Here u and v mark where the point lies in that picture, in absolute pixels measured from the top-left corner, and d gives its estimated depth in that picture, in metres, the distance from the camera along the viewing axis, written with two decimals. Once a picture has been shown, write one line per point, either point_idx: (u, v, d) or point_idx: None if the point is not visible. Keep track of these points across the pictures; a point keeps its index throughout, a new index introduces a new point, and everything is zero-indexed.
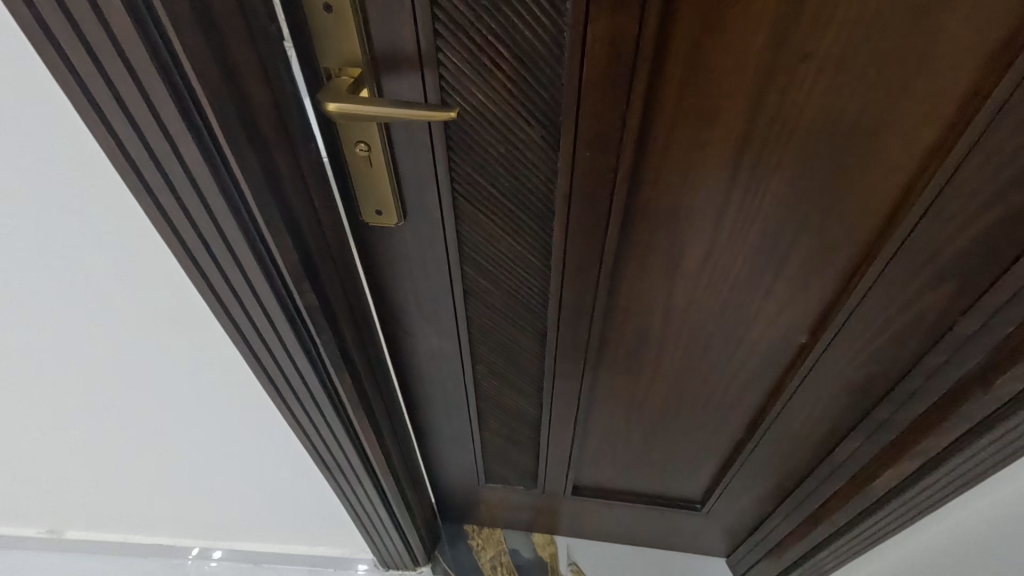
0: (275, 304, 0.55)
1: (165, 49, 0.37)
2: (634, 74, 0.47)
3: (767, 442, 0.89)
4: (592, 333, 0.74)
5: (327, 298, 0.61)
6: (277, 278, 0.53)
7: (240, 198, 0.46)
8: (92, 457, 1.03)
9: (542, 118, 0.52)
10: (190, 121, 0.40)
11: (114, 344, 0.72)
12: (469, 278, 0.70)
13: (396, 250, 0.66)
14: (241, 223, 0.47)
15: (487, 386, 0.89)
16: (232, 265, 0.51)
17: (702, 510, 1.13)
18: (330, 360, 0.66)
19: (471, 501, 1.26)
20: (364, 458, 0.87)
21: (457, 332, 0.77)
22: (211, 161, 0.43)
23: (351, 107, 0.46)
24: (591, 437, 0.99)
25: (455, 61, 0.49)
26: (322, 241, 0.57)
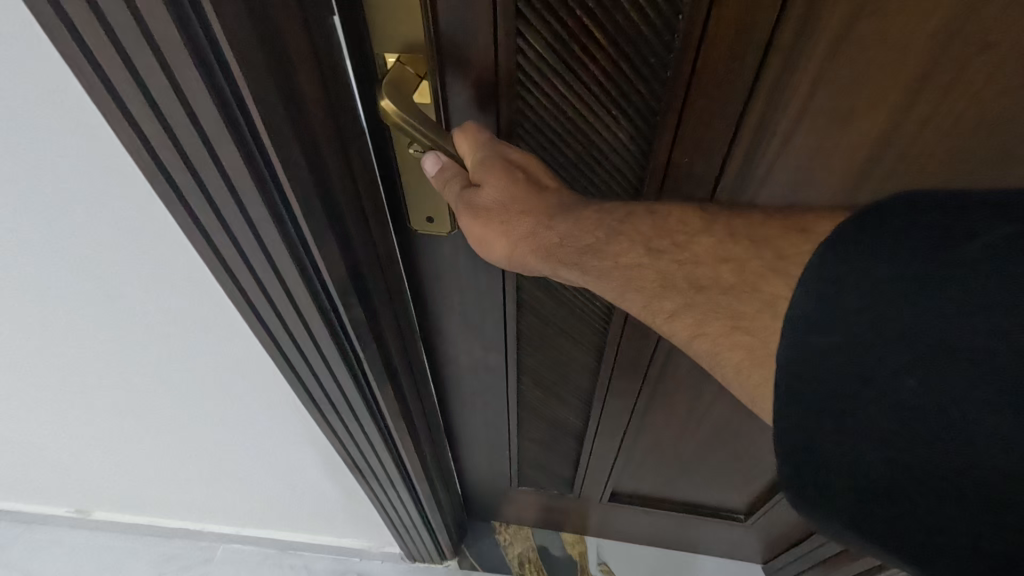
0: (318, 321, 0.49)
1: (206, 38, 0.30)
2: (760, 67, 0.40)
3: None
4: (657, 349, 0.69)
5: (374, 312, 0.55)
6: (321, 293, 0.47)
7: (285, 209, 0.39)
8: (122, 441, 1.00)
9: (632, 116, 0.45)
10: (231, 124, 0.33)
11: (149, 338, 0.67)
12: (526, 292, 0.63)
13: (446, 262, 0.59)
14: (285, 235, 0.41)
15: (531, 395, 0.83)
16: (272, 278, 0.45)
17: (746, 521, 1.09)
18: (373, 378, 0.60)
19: (502, 501, 1.22)
20: (402, 469, 0.82)
21: (505, 345, 0.70)
22: (255, 170, 0.36)
23: (413, 129, 0.40)
24: (636, 448, 0.93)
25: (539, 48, 0.40)
26: (372, 249, 0.51)
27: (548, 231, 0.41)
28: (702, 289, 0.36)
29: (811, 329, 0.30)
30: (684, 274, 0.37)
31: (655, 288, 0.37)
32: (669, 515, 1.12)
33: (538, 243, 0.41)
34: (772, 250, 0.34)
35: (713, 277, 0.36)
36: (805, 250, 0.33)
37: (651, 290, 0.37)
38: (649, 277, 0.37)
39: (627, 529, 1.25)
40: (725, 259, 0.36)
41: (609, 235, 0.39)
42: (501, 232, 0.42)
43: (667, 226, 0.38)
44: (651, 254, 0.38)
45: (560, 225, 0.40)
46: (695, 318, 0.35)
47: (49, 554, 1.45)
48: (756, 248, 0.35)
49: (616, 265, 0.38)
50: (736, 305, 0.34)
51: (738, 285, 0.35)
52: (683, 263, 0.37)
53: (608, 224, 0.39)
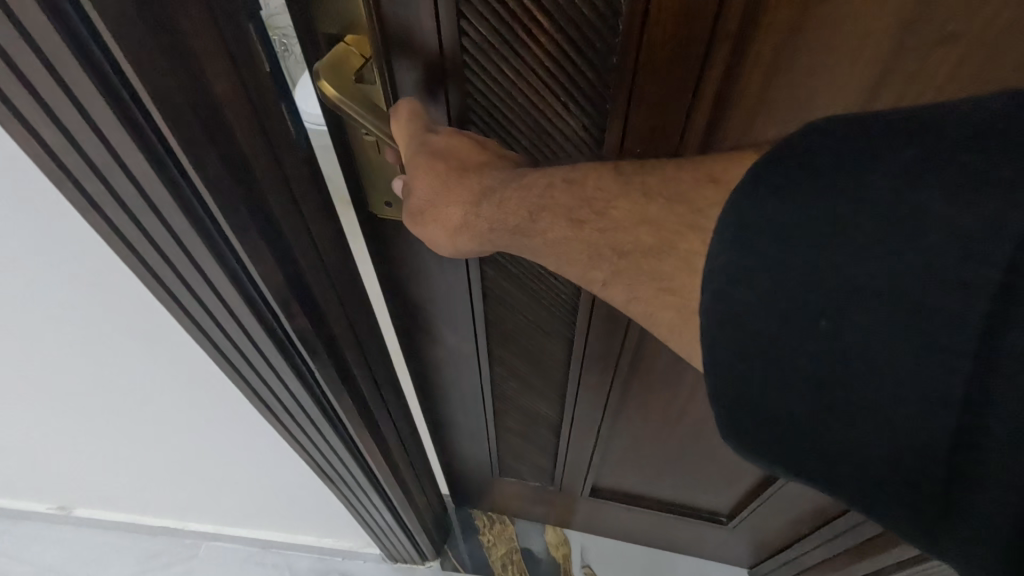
0: (259, 329, 0.47)
1: (89, 34, 0.27)
2: (710, 55, 0.38)
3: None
4: (628, 343, 0.67)
5: (324, 321, 0.52)
6: (259, 303, 0.45)
7: (207, 216, 0.37)
8: (89, 436, 0.98)
9: (583, 103, 0.43)
10: (130, 123, 0.31)
11: (86, 331, 0.64)
12: (492, 283, 0.62)
13: (408, 248, 0.58)
14: (210, 243, 0.39)
15: (507, 387, 0.82)
16: (205, 287, 0.43)
17: (728, 523, 1.07)
18: (330, 387, 0.58)
19: (485, 492, 1.21)
20: (372, 474, 0.81)
21: (474, 334, 0.69)
22: (166, 174, 0.34)
23: (352, 109, 0.40)
24: (614, 445, 0.92)
25: (482, 29, 0.39)
26: (319, 256, 0.48)
27: (478, 220, 0.39)
28: (625, 253, 0.33)
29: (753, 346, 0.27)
30: (607, 242, 0.33)
31: (585, 258, 0.35)
32: (651, 514, 1.11)
33: (474, 231, 0.40)
34: (688, 204, 0.31)
35: (632, 240, 0.32)
36: (719, 200, 0.30)
37: (582, 263, 0.35)
38: (578, 251, 0.35)
39: (610, 526, 1.24)
40: (645, 221, 0.32)
41: (534, 212, 0.36)
42: (442, 225, 0.41)
43: (583, 193, 0.34)
44: (577, 229, 0.35)
45: (488, 208, 0.38)
46: (625, 285, 0.33)
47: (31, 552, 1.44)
48: (671, 206, 0.31)
49: (545, 242, 0.36)
50: (655, 267, 0.32)
51: (657, 245, 0.31)
52: (603, 230, 0.33)
53: (528, 200, 0.36)
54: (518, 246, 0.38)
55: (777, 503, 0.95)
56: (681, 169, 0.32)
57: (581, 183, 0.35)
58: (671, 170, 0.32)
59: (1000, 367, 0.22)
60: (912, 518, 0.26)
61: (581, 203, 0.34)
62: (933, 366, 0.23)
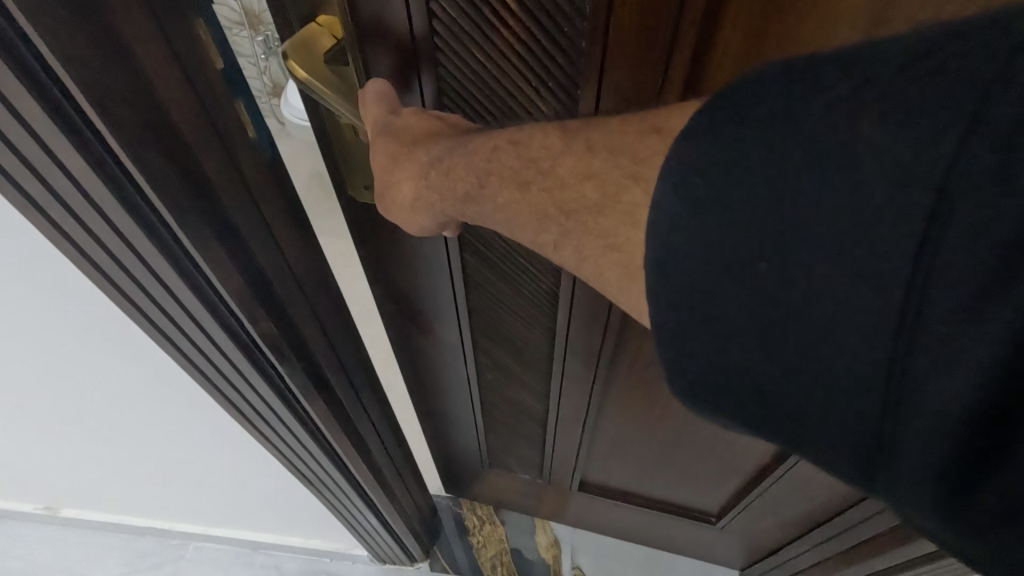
0: (222, 334, 0.46)
1: (16, 36, 0.27)
2: (675, 43, 0.37)
3: (806, 461, 0.77)
4: (610, 339, 0.66)
5: (291, 322, 0.51)
6: (219, 305, 0.43)
7: (154, 214, 0.36)
8: (60, 447, 0.94)
9: (552, 89, 0.43)
10: (60, 116, 0.30)
11: (39, 344, 0.60)
12: (472, 270, 0.63)
13: (385, 232, 0.57)
14: (162, 243, 0.37)
15: (491, 376, 0.82)
16: (160, 290, 0.41)
17: (717, 523, 1.06)
18: (300, 392, 0.57)
19: (475, 486, 1.21)
20: (352, 475, 0.79)
21: (457, 321, 0.69)
22: (110, 177, 0.33)
23: (317, 90, 0.41)
24: (601, 439, 0.91)
25: (451, 11, 0.40)
26: (282, 254, 0.47)
27: (427, 192, 0.42)
28: (569, 214, 0.32)
29: (700, 318, 0.26)
30: (554, 203, 0.33)
31: (536, 221, 0.35)
32: (640, 510, 1.10)
33: (422, 203, 0.43)
34: (632, 155, 0.29)
35: (577, 197, 0.32)
36: (666, 147, 0.27)
37: (530, 225, 0.35)
38: (525, 213, 0.35)
39: (600, 523, 1.23)
40: (589, 177, 0.31)
41: (478, 177, 0.37)
42: (399, 190, 0.43)
43: (530, 153, 0.34)
44: (523, 189, 0.35)
45: (432, 177, 0.41)
46: (572, 243, 0.33)
47: (13, 558, 1.41)
48: (617, 160, 0.30)
49: (496, 207, 0.37)
50: (600, 226, 0.31)
51: (601, 202, 0.30)
52: (550, 189, 0.33)
53: (470, 163, 0.38)
54: (482, 217, 0.39)
55: (766, 504, 0.94)
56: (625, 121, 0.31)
57: (529, 141, 0.35)
58: (612, 122, 0.31)
59: (924, 329, 0.21)
60: (846, 450, 0.25)
61: (527, 163, 0.34)
62: (861, 327, 0.22)
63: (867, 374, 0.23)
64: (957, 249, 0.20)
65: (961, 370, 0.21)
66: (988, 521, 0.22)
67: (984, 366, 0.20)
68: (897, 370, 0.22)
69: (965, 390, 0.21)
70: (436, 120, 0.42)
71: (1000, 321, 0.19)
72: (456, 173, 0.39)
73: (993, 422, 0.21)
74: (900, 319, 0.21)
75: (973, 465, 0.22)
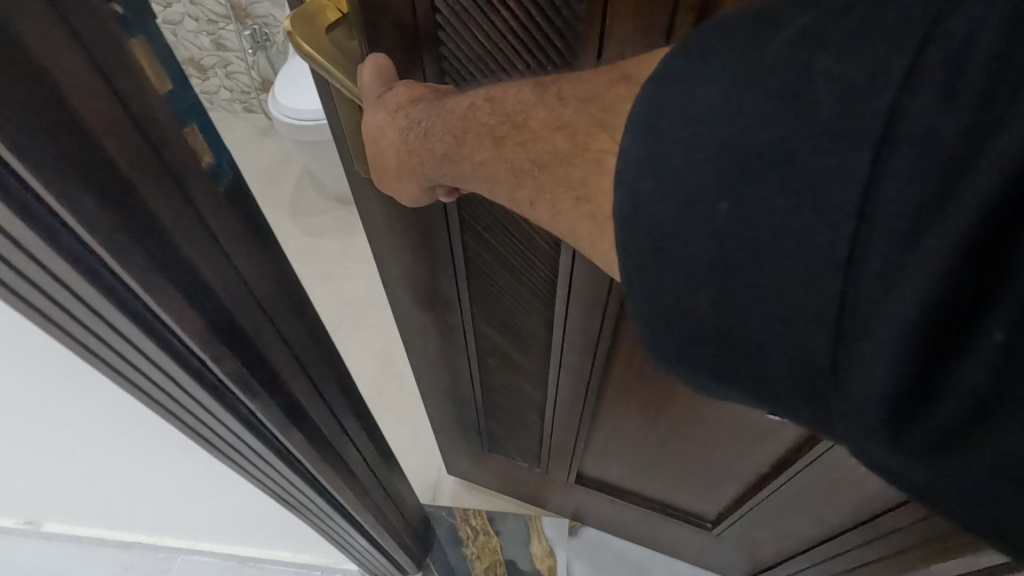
0: (177, 368, 0.42)
1: None
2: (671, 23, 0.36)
3: (800, 476, 0.75)
4: (604, 334, 0.66)
5: (259, 353, 0.48)
6: (170, 338, 0.40)
7: (84, 246, 0.32)
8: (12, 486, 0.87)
9: (551, 66, 0.43)
10: None
11: None
12: (475, 253, 0.64)
13: (383, 211, 0.60)
14: (96, 277, 0.34)
15: (490, 362, 0.85)
16: (105, 330, 0.38)
17: (712, 530, 1.04)
18: (272, 425, 0.53)
19: (472, 472, 1.24)
20: (336, 504, 0.75)
21: (457, 305, 0.71)
22: (22, 205, 0.29)
23: (316, 59, 0.44)
24: (596, 434, 0.92)
25: None
26: (244, 284, 0.43)
27: (411, 156, 0.44)
28: (542, 166, 0.36)
29: (657, 248, 0.29)
30: (527, 156, 0.37)
31: (511, 180, 0.39)
32: (637, 509, 1.10)
33: (410, 169, 0.45)
34: (600, 104, 0.33)
35: (550, 149, 0.35)
36: (629, 95, 0.32)
37: (510, 182, 0.39)
38: (502, 171, 0.39)
39: (598, 521, 1.22)
40: (561, 127, 0.35)
41: (457, 135, 0.40)
42: (392, 154, 0.46)
43: (505, 110, 0.38)
44: (497, 144, 0.38)
45: (412, 139, 0.43)
46: (546, 197, 0.37)
47: None
48: (585, 107, 0.34)
49: (472, 163, 0.40)
50: (575, 176, 0.35)
51: (571, 152, 0.34)
52: (523, 143, 0.37)
53: (448, 123, 0.40)
54: (472, 182, 0.42)
55: (760, 518, 0.92)
56: (592, 73, 0.35)
57: (503, 99, 0.38)
58: (582, 74, 0.35)
59: (868, 261, 0.23)
60: (799, 398, 0.27)
61: (502, 119, 0.38)
62: (806, 252, 0.25)
63: (809, 293, 0.25)
64: (897, 184, 0.22)
65: (903, 292, 0.22)
66: (924, 453, 0.24)
67: (921, 298, 0.22)
68: (853, 300, 0.24)
69: (901, 318, 0.23)
70: (426, 87, 0.44)
71: (932, 241, 0.22)
72: (441, 131, 0.41)
73: (929, 357, 0.23)
74: (849, 252, 0.24)
75: (909, 403, 0.24)
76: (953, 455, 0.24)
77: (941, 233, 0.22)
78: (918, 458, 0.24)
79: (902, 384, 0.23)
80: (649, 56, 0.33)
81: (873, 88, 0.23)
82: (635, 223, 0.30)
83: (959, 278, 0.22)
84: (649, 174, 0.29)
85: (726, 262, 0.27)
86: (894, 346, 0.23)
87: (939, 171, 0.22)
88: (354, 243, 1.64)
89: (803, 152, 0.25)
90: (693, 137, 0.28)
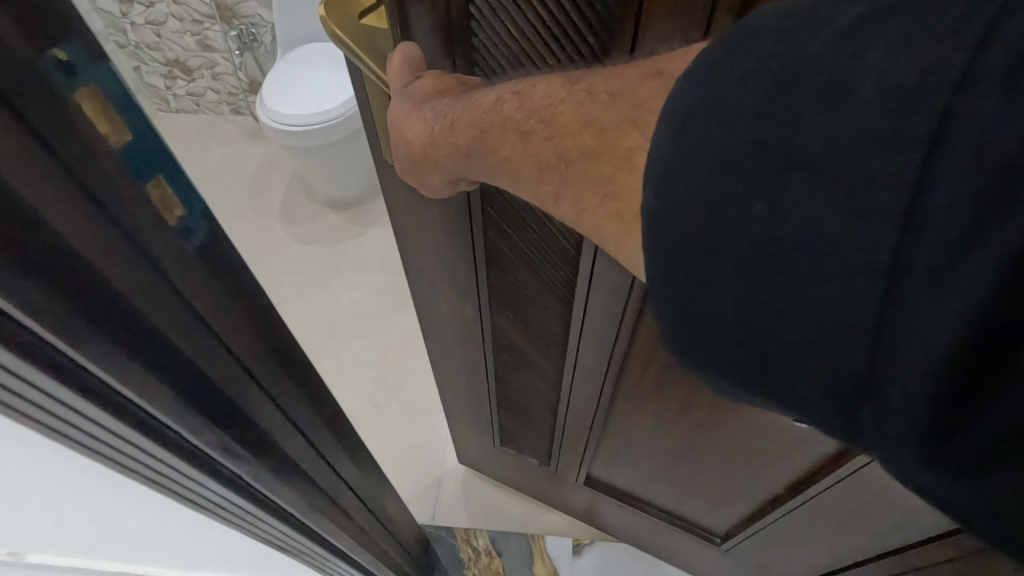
0: (162, 451, 0.37)
1: None
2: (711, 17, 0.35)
3: (817, 499, 0.73)
4: (622, 337, 0.65)
5: (254, 416, 0.43)
6: (143, 416, 0.34)
7: (33, 336, 0.27)
8: None
9: (582, 61, 0.42)
10: None
11: None
12: (495, 248, 0.64)
13: (408, 200, 0.60)
14: (53, 369, 0.28)
15: (507, 355, 0.85)
16: (65, 424, 0.31)
17: (721, 546, 1.02)
18: (268, 489, 0.47)
19: (481, 463, 1.24)
20: (342, 554, 0.69)
21: (476, 298, 0.71)
22: None
23: (345, 42, 0.45)
24: (608, 437, 0.91)
25: None
26: (225, 344, 0.37)
27: (436, 148, 0.44)
28: (569, 161, 0.35)
29: (680, 255, 0.28)
30: (555, 150, 0.36)
31: (536, 175, 0.38)
32: (644, 516, 1.08)
33: (435, 160, 0.45)
34: (632, 98, 0.32)
35: (577, 145, 0.34)
36: (661, 91, 0.31)
37: (534, 178, 0.38)
38: (528, 166, 0.38)
39: (604, 524, 1.21)
40: (590, 123, 0.34)
41: (484, 129, 0.39)
42: (415, 141, 0.45)
43: (532, 104, 0.37)
44: (523, 138, 0.37)
45: (437, 133, 0.42)
46: (572, 194, 0.36)
47: None
48: (616, 102, 0.33)
49: (497, 157, 0.40)
50: (602, 172, 0.34)
51: (599, 148, 0.33)
52: (550, 138, 0.36)
53: (476, 116, 0.40)
54: (497, 176, 0.41)
55: (771, 540, 0.89)
56: (623, 69, 0.34)
57: (531, 92, 0.37)
58: (614, 68, 0.35)
59: (909, 274, 0.22)
60: (825, 407, 0.26)
61: (530, 113, 0.37)
62: (846, 261, 0.23)
63: (841, 305, 0.24)
64: (947, 193, 0.21)
65: (950, 303, 0.21)
66: (970, 467, 0.22)
67: (965, 313, 0.20)
68: (891, 315, 0.22)
69: (941, 335, 0.21)
70: (455, 80, 0.43)
71: (990, 249, 0.20)
72: (468, 122, 0.40)
73: (968, 376, 0.21)
74: (892, 258, 0.22)
75: (948, 419, 0.22)
76: (986, 474, 0.22)
77: (993, 246, 0.20)
78: (949, 476, 0.23)
79: (938, 400, 0.22)
80: (684, 51, 0.32)
81: (925, 92, 0.22)
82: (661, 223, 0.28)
83: (1011, 298, 0.20)
84: (676, 175, 0.28)
85: (753, 269, 0.26)
86: (932, 363, 0.21)
87: (990, 181, 0.20)
88: (344, 252, 1.66)
89: (845, 156, 0.23)
90: (725, 140, 0.26)
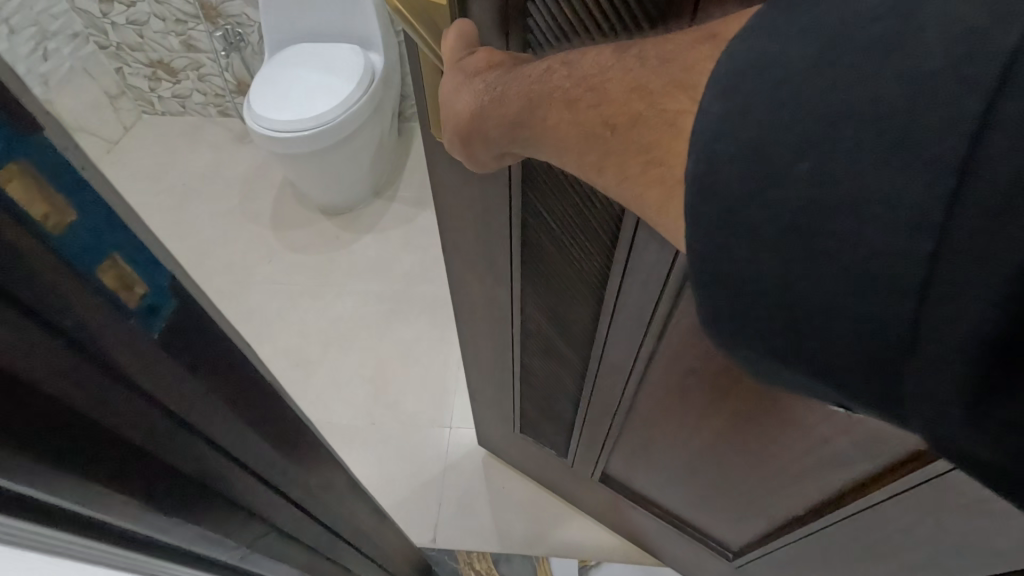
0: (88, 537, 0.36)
1: None
2: None
3: (838, 525, 0.70)
4: (650, 332, 0.64)
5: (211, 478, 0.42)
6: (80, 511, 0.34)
7: None
8: None
9: (634, 29, 0.42)
10: None
11: None
12: (531, 229, 0.65)
13: (451, 176, 0.62)
14: None
15: (534, 341, 0.86)
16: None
17: (733, 561, 0.99)
18: (231, 555, 0.48)
19: (499, 447, 1.26)
20: None
21: (509, 281, 0.72)
22: None
23: (404, 17, 0.47)
24: (627, 435, 0.90)
25: None
26: (177, 421, 0.37)
27: (483, 122, 0.45)
28: (614, 127, 0.35)
29: (718, 223, 0.28)
30: (601, 119, 0.36)
31: (580, 143, 0.38)
32: (657, 521, 1.07)
33: (481, 134, 0.46)
34: (681, 63, 0.33)
35: (624, 111, 0.35)
36: (712, 54, 0.32)
37: (577, 148, 0.38)
38: (574, 136, 0.38)
39: (616, 523, 1.21)
40: (637, 90, 0.34)
41: (532, 99, 0.40)
42: (463, 115, 0.46)
43: (581, 74, 0.38)
44: (569, 107, 0.38)
45: (486, 104, 0.43)
46: (614, 163, 0.36)
47: None
48: (664, 68, 0.33)
49: (543, 128, 0.40)
50: (646, 139, 0.34)
51: (644, 113, 0.34)
52: (596, 106, 0.36)
53: (524, 88, 0.41)
54: (541, 148, 0.42)
55: (787, 563, 0.86)
56: (673, 37, 0.35)
57: (580, 62, 0.38)
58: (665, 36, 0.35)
59: (955, 235, 0.21)
60: (856, 376, 0.25)
61: (579, 83, 0.37)
62: (893, 224, 0.23)
63: (882, 269, 0.23)
64: (1005, 148, 0.20)
65: (996, 263, 0.20)
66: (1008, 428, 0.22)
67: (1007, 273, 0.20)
68: (936, 276, 0.22)
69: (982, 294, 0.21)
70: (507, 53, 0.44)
71: None
72: (517, 91, 0.41)
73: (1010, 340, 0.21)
74: (943, 214, 0.22)
75: (982, 384, 0.22)
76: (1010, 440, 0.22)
77: None
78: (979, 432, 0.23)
79: (972, 362, 0.22)
80: (738, 16, 0.33)
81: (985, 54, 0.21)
82: (702, 192, 0.28)
83: None
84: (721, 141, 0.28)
85: (791, 239, 0.26)
86: (971, 326, 0.21)
87: None
88: (339, 259, 1.70)
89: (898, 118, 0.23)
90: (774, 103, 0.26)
